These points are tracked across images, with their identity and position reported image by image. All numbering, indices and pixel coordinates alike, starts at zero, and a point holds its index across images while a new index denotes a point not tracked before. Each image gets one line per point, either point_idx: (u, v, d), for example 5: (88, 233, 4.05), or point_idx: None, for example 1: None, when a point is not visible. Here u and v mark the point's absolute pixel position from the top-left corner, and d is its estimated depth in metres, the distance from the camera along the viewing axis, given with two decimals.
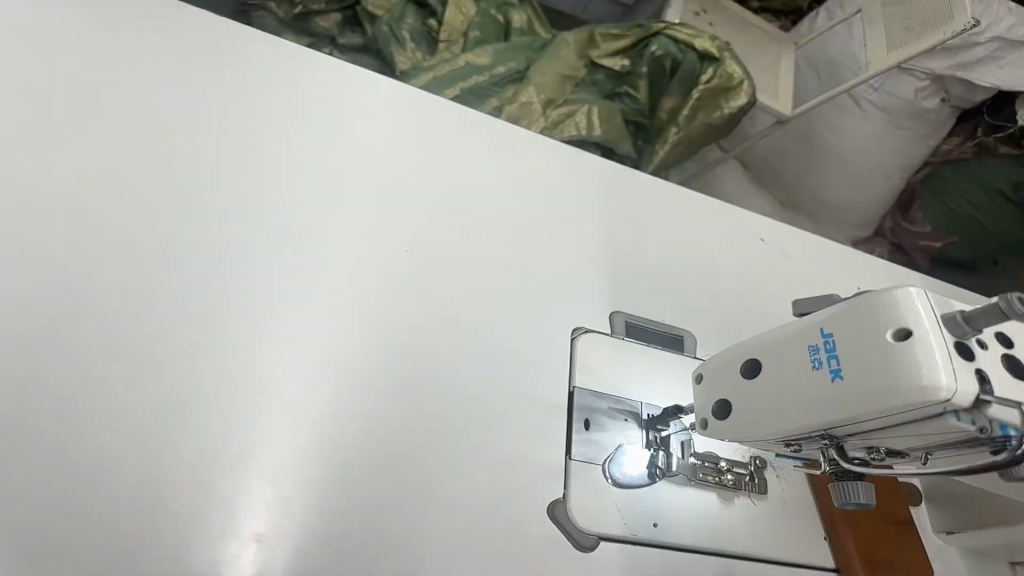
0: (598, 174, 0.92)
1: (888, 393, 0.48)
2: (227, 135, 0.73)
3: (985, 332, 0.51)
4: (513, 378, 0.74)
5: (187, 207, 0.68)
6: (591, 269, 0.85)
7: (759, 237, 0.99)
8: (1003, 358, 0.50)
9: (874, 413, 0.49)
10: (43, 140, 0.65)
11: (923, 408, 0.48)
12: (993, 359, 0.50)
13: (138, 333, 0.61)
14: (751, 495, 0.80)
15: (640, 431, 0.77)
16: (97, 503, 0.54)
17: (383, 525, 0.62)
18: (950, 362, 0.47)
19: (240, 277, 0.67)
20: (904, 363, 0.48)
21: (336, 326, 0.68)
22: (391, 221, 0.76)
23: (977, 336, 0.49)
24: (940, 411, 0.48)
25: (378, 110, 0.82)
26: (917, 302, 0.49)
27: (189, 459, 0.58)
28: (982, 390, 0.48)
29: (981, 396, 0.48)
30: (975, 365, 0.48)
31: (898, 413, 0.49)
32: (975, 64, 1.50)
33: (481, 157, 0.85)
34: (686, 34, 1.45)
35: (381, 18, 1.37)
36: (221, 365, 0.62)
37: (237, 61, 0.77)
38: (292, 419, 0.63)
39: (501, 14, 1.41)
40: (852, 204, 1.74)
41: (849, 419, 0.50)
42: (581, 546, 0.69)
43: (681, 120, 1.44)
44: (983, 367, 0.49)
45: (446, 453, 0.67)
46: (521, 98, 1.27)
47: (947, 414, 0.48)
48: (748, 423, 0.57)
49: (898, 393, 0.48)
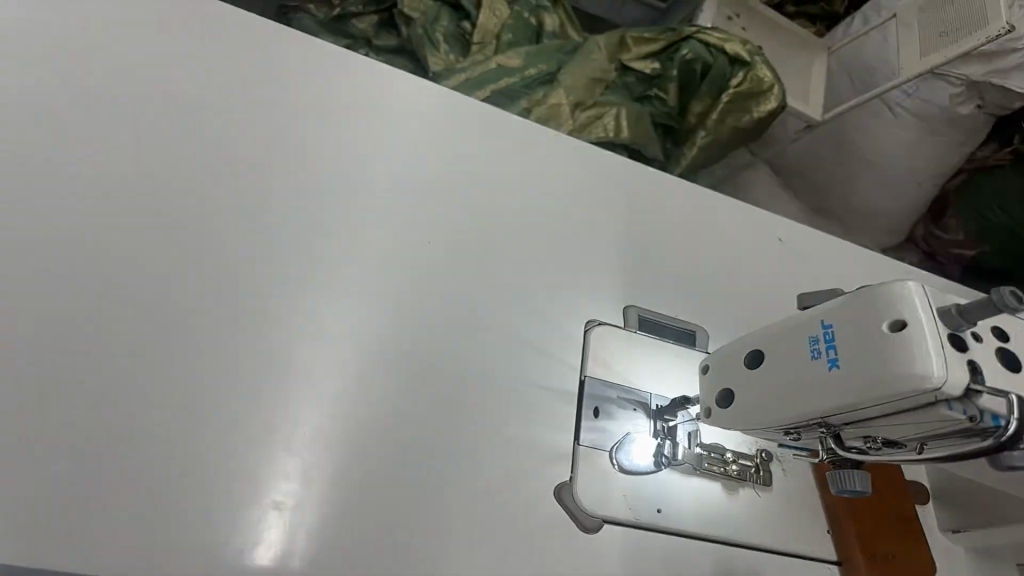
0: (618, 172, 0.95)
1: (881, 381, 0.50)
2: (263, 129, 0.77)
3: (980, 325, 0.53)
4: (526, 366, 0.77)
5: (224, 197, 0.72)
6: (607, 264, 0.88)
7: (777, 237, 1.00)
8: (996, 351, 0.52)
9: (868, 402, 0.51)
10: (95, 132, 0.70)
11: (914, 396, 0.49)
12: (986, 351, 0.52)
13: (177, 312, 0.66)
14: (757, 487, 0.81)
15: (648, 420, 0.79)
16: (135, 466, 0.59)
17: (400, 499, 0.66)
18: (942, 351, 0.49)
19: (272, 262, 0.71)
20: (896, 352, 0.50)
21: (360, 311, 0.72)
22: (415, 212, 0.80)
23: (971, 329, 0.52)
24: (932, 400, 0.49)
25: (406, 105, 0.85)
26: (914, 296, 0.51)
27: (220, 429, 0.63)
28: (973, 379, 0.50)
29: (971, 385, 0.50)
30: (967, 357, 0.50)
31: (892, 402, 0.50)
32: (1013, 70, 1.49)
33: (504, 154, 0.88)
34: (717, 38, 1.46)
35: (416, 20, 1.41)
36: (251, 343, 0.67)
37: (274, 58, 0.81)
38: (318, 395, 0.67)
39: (533, 17, 1.44)
40: (883, 209, 1.73)
41: (845, 408, 0.53)
42: (585, 527, 0.72)
43: (709, 124, 1.45)
44: (975, 359, 0.51)
45: (459, 434, 0.71)
46: (550, 100, 1.30)
47: (939, 404, 0.50)
48: (750, 410, 0.60)
49: (890, 381, 0.50)
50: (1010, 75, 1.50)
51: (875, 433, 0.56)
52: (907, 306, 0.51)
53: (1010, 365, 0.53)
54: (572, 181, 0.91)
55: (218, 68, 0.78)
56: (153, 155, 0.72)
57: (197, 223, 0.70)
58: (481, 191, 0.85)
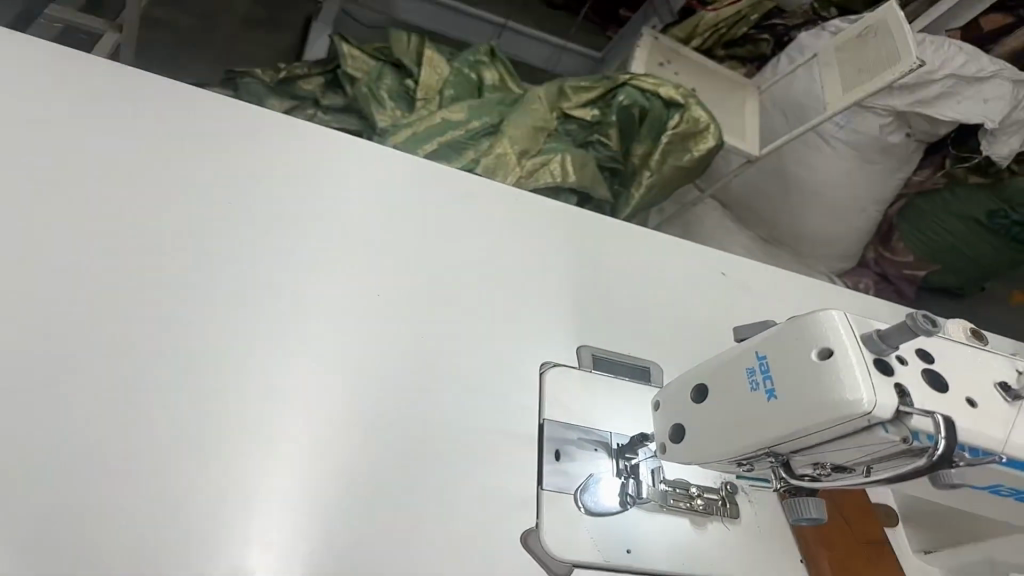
0: (564, 218, 0.98)
1: (816, 409, 0.53)
2: (210, 195, 0.78)
3: (904, 349, 0.56)
4: (485, 412, 0.78)
5: (173, 264, 0.72)
6: (559, 307, 0.90)
7: (721, 271, 1.04)
8: (922, 373, 0.55)
9: (806, 430, 0.54)
10: (38, 207, 0.70)
11: (849, 422, 0.52)
12: (913, 373, 0.55)
13: (127, 383, 0.65)
14: (723, 520, 0.83)
15: (611, 460, 0.81)
16: (89, 544, 0.58)
17: (369, 555, 0.66)
18: (870, 377, 0.51)
19: (224, 327, 0.71)
20: (827, 380, 0.52)
21: (316, 370, 0.73)
22: (366, 269, 0.81)
23: (896, 353, 0.54)
24: (867, 424, 0.52)
25: (353, 165, 0.87)
26: (839, 324, 0.54)
27: (176, 501, 0.62)
28: (902, 402, 0.52)
29: (901, 408, 0.52)
30: (894, 380, 0.53)
31: (830, 428, 0.53)
32: (932, 100, 1.60)
33: (451, 206, 0.91)
34: (652, 84, 1.53)
35: (361, 80, 1.45)
36: (206, 410, 0.67)
37: (220, 126, 0.83)
38: (277, 458, 0.67)
39: (473, 72, 1.48)
40: (826, 237, 1.79)
41: (786, 437, 0.55)
42: (555, 572, 0.72)
43: (653, 164, 1.50)
44: (902, 382, 0.53)
45: (422, 486, 0.71)
46: (497, 150, 1.33)
47: (874, 427, 0.52)
48: (699, 444, 0.62)
49: (824, 409, 0.52)
50: (931, 105, 1.61)
51: (822, 459, 0.59)
52: (833, 335, 0.54)
53: (935, 385, 0.56)
54: (520, 229, 0.94)
55: (164, 140, 0.79)
56: (99, 226, 0.71)
57: (146, 292, 0.70)
58: (432, 245, 0.87)
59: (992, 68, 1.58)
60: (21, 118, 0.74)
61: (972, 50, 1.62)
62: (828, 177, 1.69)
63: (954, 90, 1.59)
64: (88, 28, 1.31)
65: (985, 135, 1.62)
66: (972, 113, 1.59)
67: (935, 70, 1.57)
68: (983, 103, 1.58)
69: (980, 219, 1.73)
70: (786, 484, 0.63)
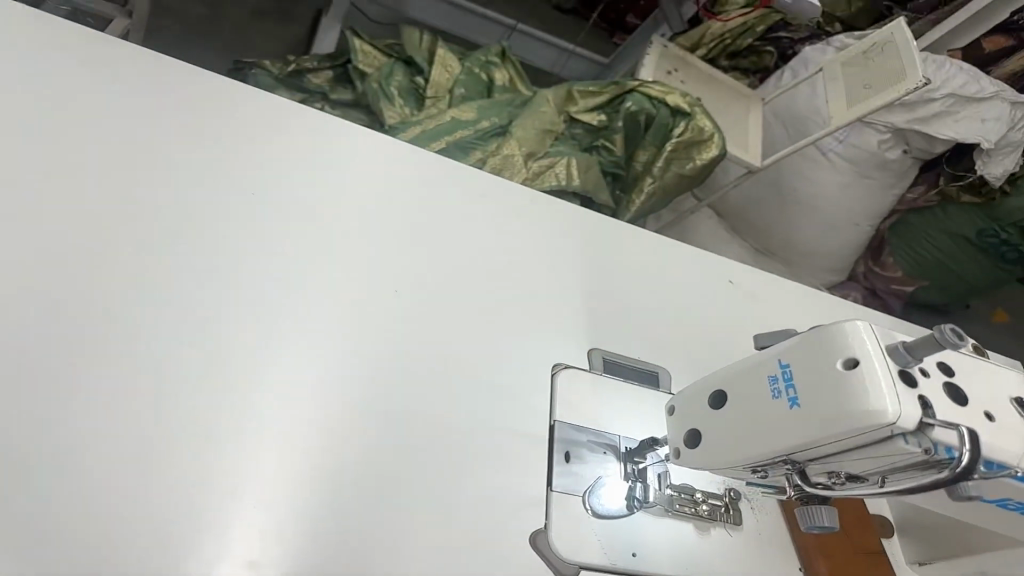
0: (577, 221, 0.98)
1: (839, 418, 0.53)
2: (229, 186, 0.78)
3: (927, 362, 0.57)
4: (497, 412, 0.78)
5: (192, 253, 0.72)
6: (571, 310, 0.90)
7: (730, 279, 1.05)
8: (943, 385, 0.56)
9: (828, 438, 0.54)
10: (57, 190, 0.69)
11: (871, 431, 0.52)
12: (934, 386, 0.56)
13: (144, 370, 0.65)
14: (727, 526, 0.84)
15: (618, 463, 0.81)
16: (100, 531, 0.58)
17: (380, 550, 0.66)
18: (894, 387, 0.52)
19: (239, 318, 0.71)
20: (852, 389, 0.53)
21: (331, 364, 0.73)
22: (383, 265, 0.81)
23: (919, 365, 0.55)
24: (889, 434, 0.52)
25: (370, 161, 0.87)
26: (863, 334, 0.55)
27: (189, 490, 0.62)
28: (925, 413, 0.53)
29: (924, 419, 0.53)
30: (918, 392, 0.54)
31: (851, 437, 0.53)
32: (932, 118, 1.61)
33: (467, 205, 0.91)
34: (659, 91, 1.54)
35: (370, 75, 1.45)
36: (222, 400, 0.66)
37: (239, 117, 0.83)
38: (291, 451, 0.67)
39: (484, 72, 1.49)
40: (823, 250, 1.81)
41: (807, 444, 0.55)
42: (562, 573, 0.73)
43: (656, 170, 1.50)
44: (925, 394, 0.54)
45: (435, 483, 0.71)
46: (504, 151, 1.33)
47: (896, 437, 0.53)
48: (716, 449, 0.62)
49: (849, 417, 0.53)
50: (929, 123, 1.62)
51: (840, 469, 0.59)
52: (857, 344, 0.54)
53: (956, 398, 0.57)
54: (533, 230, 0.94)
55: (183, 128, 0.79)
56: (117, 211, 0.71)
57: (164, 280, 0.70)
58: (446, 243, 0.87)
59: (991, 89, 1.60)
60: (41, 100, 0.73)
61: (973, 70, 1.64)
62: (829, 191, 1.71)
63: (954, 109, 1.61)
64: (99, 12, 1.30)
65: (982, 154, 1.64)
66: (969, 133, 1.60)
67: (936, 88, 1.58)
68: (981, 123, 1.60)
69: (970, 237, 1.76)
70: (800, 492, 0.64)
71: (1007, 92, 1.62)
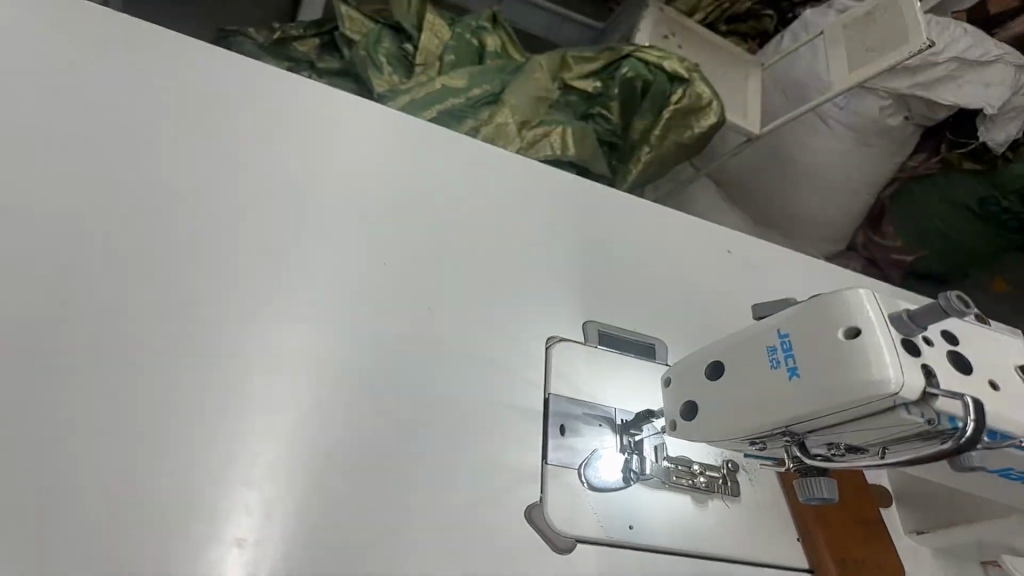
0: (570, 190, 0.96)
1: (838, 390, 0.51)
2: (209, 155, 0.75)
3: (931, 330, 0.55)
4: (490, 386, 0.77)
5: (171, 225, 0.69)
6: (565, 281, 0.88)
7: (727, 248, 1.02)
8: (947, 354, 0.54)
9: (827, 408, 0.52)
10: (27, 161, 0.66)
11: (873, 403, 0.50)
12: (939, 355, 0.54)
13: (124, 346, 0.63)
14: (725, 498, 0.83)
15: (614, 436, 0.80)
16: (83, 509, 0.56)
17: (369, 528, 0.64)
18: (897, 357, 0.50)
19: (222, 293, 0.68)
20: (851, 358, 0.51)
21: (317, 338, 0.70)
22: (370, 236, 0.78)
23: (923, 334, 0.53)
24: (891, 404, 0.50)
25: (355, 128, 0.84)
26: (866, 302, 0.53)
27: (175, 466, 0.60)
28: (929, 383, 0.51)
29: (928, 388, 0.51)
30: (922, 361, 0.52)
31: (853, 408, 0.51)
32: (936, 83, 1.57)
33: (456, 174, 0.88)
34: (656, 56, 1.50)
35: (358, 43, 1.40)
36: (204, 376, 0.64)
37: (220, 84, 0.80)
38: (278, 427, 0.65)
39: (475, 38, 1.44)
40: (824, 219, 1.78)
41: (807, 416, 0.53)
42: (557, 548, 0.71)
43: (654, 139, 1.47)
44: (929, 362, 0.52)
45: (426, 458, 0.70)
46: (496, 120, 1.30)
47: (898, 408, 0.51)
48: (712, 421, 0.61)
49: (848, 386, 0.51)
50: (934, 88, 1.58)
51: (840, 441, 0.58)
52: (857, 311, 0.52)
53: (961, 366, 0.55)
54: (527, 200, 0.91)
55: (161, 95, 0.76)
56: (93, 183, 0.68)
57: (142, 251, 0.67)
58: (435, 214, 0.84)
59: (997, 52, 1.57)
60: (8, 65, 0.70)
61: (977, 33, 1.60)
62: (829, 158, 1.68)
63: (958, 74, 1.57)
64: None
65: (985, 120, 1.61)
66: (975, 98, 1.57)
67: (939, 52, 1.55)
68: (986, 87, 1.57)
69: (970, 207, 1.72)
70: (800, 464, 0.62)
71: (1012, 56, 1.59)
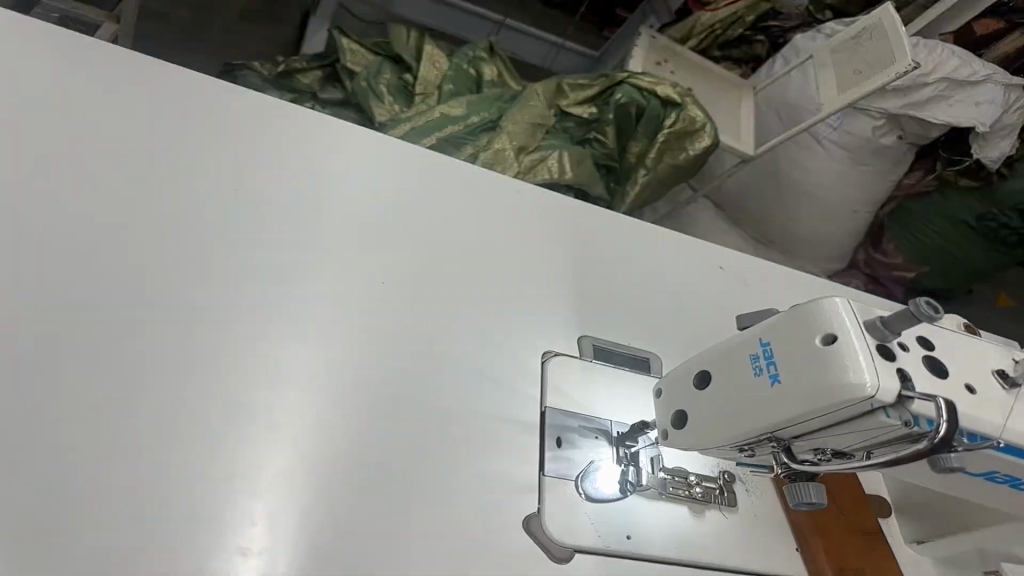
0: (565, 211, 0.99)
1: (817, 394, 0.54)
2: (216, 182, 0.78)
3: (905, 336, 0.57)
4: (487, 400, 0.79)
5: (179, 249, 0.73)
6: (560, 298, 0.91)
7: (719, 265, 1.05)
8: (923, 359, 0.57)
9: (807, 412, 0.55)
10: (44, 192, 0.70)
11: (851, 406, 0.53)
12: (914, 360, 0.56)
13: (135, 365, 0.66)
14: (722, 508, 0.85)
15: (610, 447, 0.82)
16: (96, 521, 0.59)
17: (374, 539, 0.66)
18: (872, 361, 0.53)
19: (228, 313, 0.72)
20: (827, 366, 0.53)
21: (320, 356, 0.73)
22: (370, 257, 0.82)
23: (898, 340, 0.56)
24: (869, 407, 0.53)
25: (356, 154, 0.88)
26: (841, 310, 0.55)
27: (184, 479, 0.63)
28: (904, 386, 0.54)
29: (903, 391, 0.53)
30: (897, 365, 0.54)
31: (831, 412, 0.54)
32: (925, 102, 1.61)
33: (454, 197, 0.91)
34: (649, 82, 1.54)
35: (358, 74, 1.45)
36: (211, 393, 0.67)
37: (226, 115, 0.83)
38: (282, 441, 0.68)
39: (472, 68, 1.49)
40: (820, 237, 1.81)
41: (787, 422, 0.56)
42: (556, 557, 0.73)
43: (649, 162, 1.50)
44: (903, 367, 0.55)
45: (426, 471, 0.72)
46: (494, 146, 1.34)
47: (875, 411, 0.53)
48: (700, 429, 0.63)
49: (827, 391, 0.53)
50: (924, 108, 1.62)
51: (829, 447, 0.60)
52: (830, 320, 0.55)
53: (935, 370, 0.57)
54: (522, 223, 0.95)
55: (172, 128, 0.80)
56: (105, 211, 0.72)
57: (153, 274, 0.70)
58: (433, 235, 0.87)
59: (984, 72, 1.61)
60: (26, 101, 0.74)
61: (964, 54, 1.64)
62: (823, 178, 1.71)
63: (947, 93, 1.61)
64: (88, 18, 1.30)
65: (976, 138, 1.64)
66: (964, 116, 1.60)
67: (927, 72, 1.58)
68: (975, 106, 1.61)
69: (969, 222, 1.76)
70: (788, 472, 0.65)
71: (1000, 75, 1.62)
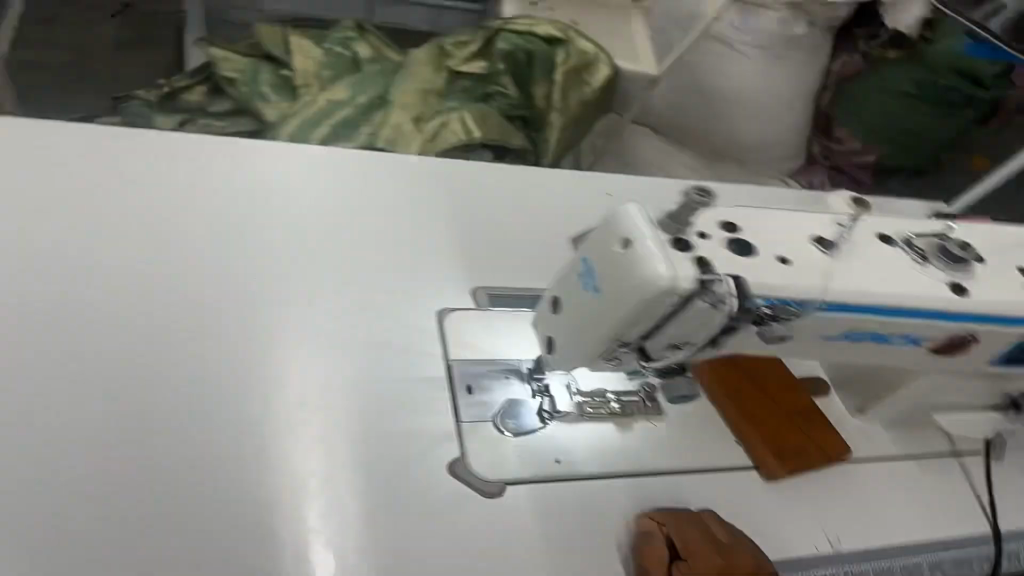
0: (439, 170, 1.03)
1: (627, 298, 0.58)
2: (85, 227, 0.83)
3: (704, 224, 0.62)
4: (385, 366, 0.83)
5: (63, 296, 0.78)
6: (448, 256, 0.95)
7: (607, 191, 1.08)
8: (725, 242, 0.61)
9: (633, 311, 0.58)
10: None
11: (658, 303, 0.57)
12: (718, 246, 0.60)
13: (34, 408, 0.71)
14: (649, 417, 0.89)
15: (523, 384, 0.86)
16: (19, 552, 0.64)
17: (291, 517, 0.71)
18: (666, 256, 0.57)
19: (115, 342, 0.77)
20: (639, 265, 0.56)
21: (211, 360, 0.78)
22: (247, 259, 0.86)
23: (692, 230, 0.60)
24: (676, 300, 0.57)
25: (219, 169, 0.93)
26: (633, 215, 0.59)
27: (94, 498, 0.68)
28: (704, 273, 0.58)
29: (703, 277, 0.57)
30: (695, 255, 0.58)
31: (645, 312, 0.58)
32: None
33: (320, 182, 0.96)
34: (527, 25, 1.55)
35: (239, 81, 1.46)
36: (110, 418, 0.72)
37: (86, 163, 0.88)
38: (184, 445, 0.73)
39: (346, 48, 1.50)
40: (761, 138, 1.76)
41: (620, 326, 0.60)
42: (488, 493, 0.78)
43: (557, 101, 1.52)
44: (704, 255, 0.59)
45: (333, 443, 0.76)
46: (388, 122, 1.35)
47: (689, 303, 0.57)
48: (562, 352, 0.67)
49: (644, 289, 0.56)
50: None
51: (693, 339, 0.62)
52: (635, 221, 0.59)
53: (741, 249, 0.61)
54: (402, 197, 0.98)
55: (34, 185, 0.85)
56: None
57: (38, 323, 0.76)
58: (308, 221, 0.92)
59: None
60: None
61: None
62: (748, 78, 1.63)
63: None
64: None
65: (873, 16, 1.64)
66: None
67: None
68: None
69: (911, 91, 1.63)
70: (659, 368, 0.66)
71: None
